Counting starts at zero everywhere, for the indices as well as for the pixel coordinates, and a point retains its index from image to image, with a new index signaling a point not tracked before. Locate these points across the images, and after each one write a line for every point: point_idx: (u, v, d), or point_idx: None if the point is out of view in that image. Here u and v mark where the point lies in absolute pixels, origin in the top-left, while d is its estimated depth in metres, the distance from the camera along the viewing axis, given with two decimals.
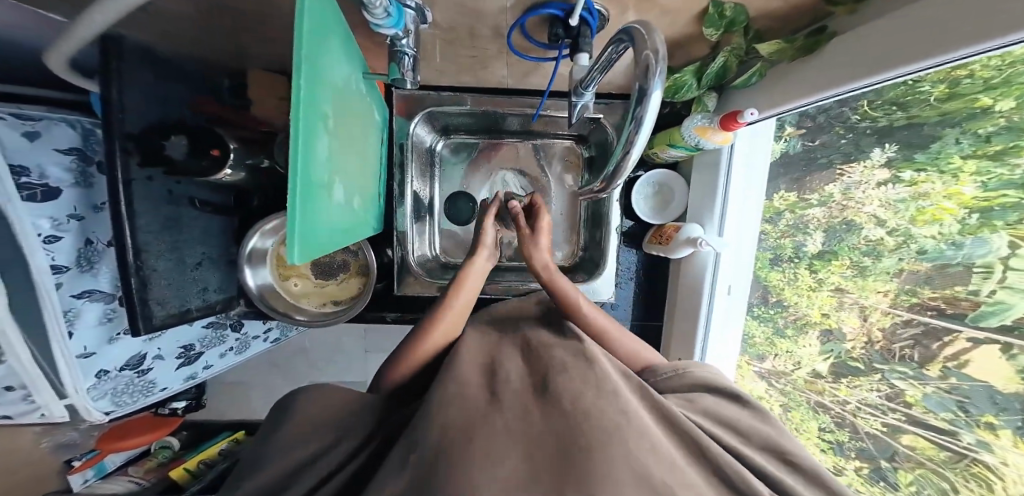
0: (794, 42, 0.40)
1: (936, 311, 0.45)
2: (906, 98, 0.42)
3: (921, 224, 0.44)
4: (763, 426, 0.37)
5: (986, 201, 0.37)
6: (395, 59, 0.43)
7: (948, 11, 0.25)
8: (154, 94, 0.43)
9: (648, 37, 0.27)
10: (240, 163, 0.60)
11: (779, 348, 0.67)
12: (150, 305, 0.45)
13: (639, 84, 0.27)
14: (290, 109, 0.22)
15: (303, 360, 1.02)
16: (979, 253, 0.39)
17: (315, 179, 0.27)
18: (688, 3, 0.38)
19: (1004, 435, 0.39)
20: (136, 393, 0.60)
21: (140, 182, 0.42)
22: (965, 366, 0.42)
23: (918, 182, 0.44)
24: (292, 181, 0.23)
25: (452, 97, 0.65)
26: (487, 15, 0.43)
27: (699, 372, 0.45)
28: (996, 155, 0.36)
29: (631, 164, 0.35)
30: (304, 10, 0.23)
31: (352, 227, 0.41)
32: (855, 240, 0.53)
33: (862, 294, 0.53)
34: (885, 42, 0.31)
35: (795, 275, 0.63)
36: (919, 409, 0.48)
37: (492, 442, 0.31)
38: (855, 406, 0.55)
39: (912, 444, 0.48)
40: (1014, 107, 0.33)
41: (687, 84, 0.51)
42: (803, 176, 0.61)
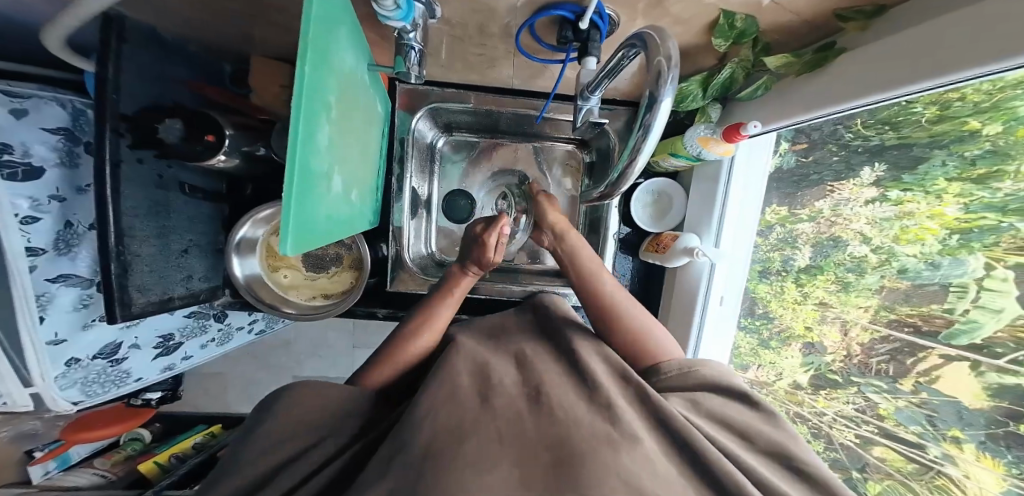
0: (802, 57, 0.40)
1: (913, 328, 0.46)
2: (897, 119, 0.43)
3: (904, 243, 0.45)
4: (767, 429, 0.37)
5: (965, 223, 0.39)
6: (401, 52, 0.42)
7: (954, 38, 0.26)
8: (147, 72, 0.42)
9: (662, 44, 0.27)
10: (236, 149, 0.56)
11: (763, 358, 0.67)
12: (129, 293, 0.43)
13: (649, 91, 0.27)
14: (292, 98, 0.21)
15: (287, 353, 1.00)
16: (955, 273, 0.41)
17: (315, 171, 0.27)
18: (699, 15, 0.38)
19: (969, 450, 0.41)
20: (108, 383, 0.57)
21: (130, 164, 0.41)
22: (936, 382, 0.43)
23: (904, 201, 0.45)
24: (289, 171, 0.22)
25: (455, 95, 0.64)
26: (498, 15, 0.42)
27: (706, 369, 0.43)
28: (980, 179, 0.37)
29: (637, 171, 0.35)
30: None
31: (349, 220, 0.40)
32: (840, 255, 0.54)
33: (844, 308, 0.54)
34: (890, 65, 0.31)
35: (781, 288, 0.63)
36: (890, 422, 0.49)
37: (483, 449, 0.31)
38: (831, 417, 0.56)
39: (883, 455, 0.50)
40: (999, 132, 0.35)
41: (692, 94, 0.51)
42: (795, 191, 0.62)
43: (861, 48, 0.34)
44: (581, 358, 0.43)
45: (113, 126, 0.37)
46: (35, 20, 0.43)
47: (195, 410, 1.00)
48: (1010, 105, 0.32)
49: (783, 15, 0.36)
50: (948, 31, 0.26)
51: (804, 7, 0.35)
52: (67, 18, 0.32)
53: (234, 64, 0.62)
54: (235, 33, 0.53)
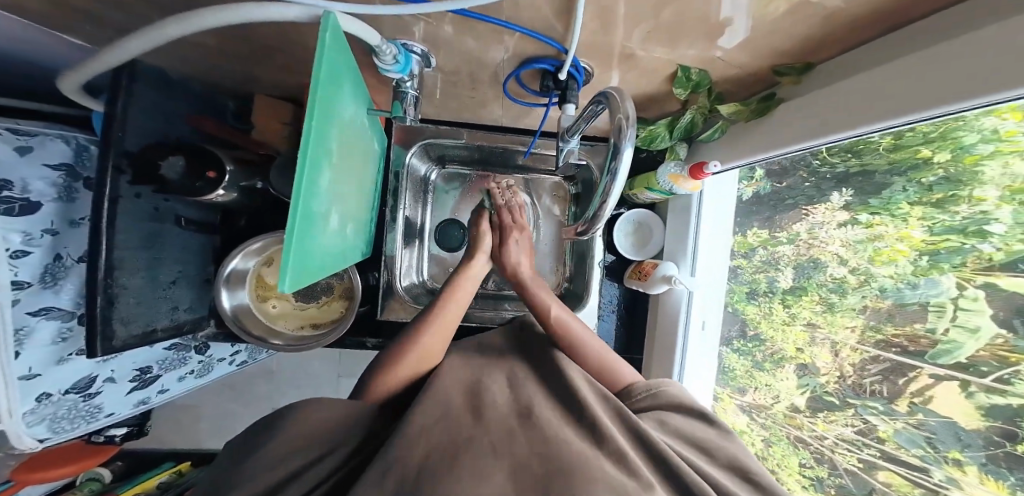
0: (750, 105, 0.45)
1: (900, 349, 0.47)
2: (860, 148, 0.46)
3: (879, 264, 0.48)
4: (726, 444, 0.40)
5: (932, 245, 0.43)
6: (399, 98, 0.46)
7: (873, 90, 0.31)
8: (157, 109, 0.45)
9: (619, 101, 0.31)
10: (235, 184, 0.58)
11: (758, 381, 0.67)
12: (113, 325, 0.43)
13: (613, 141, 0.31)
14: (301, 137, 0.22)
15: (265, 383, 0.97)
16: (931, 293, 0.43)
17: (313, 208, 0.27)
18: (662, 66, 0.42)
19: (971, 472, 0.41)
20: (78, 418, 0.55)
21: (128, 199, 0.42)
22: (929, 402, 0.44)
23: (874, 224, 0.49)
24: (293, 212, 0.22)
25: (449, 131, 0.68)
26: (488, 65, 0.46)
27: (672, 390, 0.46)
28: (938, 204, 0.42)
29: (607, 212, 0.38)
30: (326, 57, 0.24)
31: (341, 255, 0.41)
32: (821, 277, 0.56)
33: (831, 329, 0.55)
34: (827, 111, 0.35)
35: (770, 309, 0.65)
36: (891, 445, 0.48)
37: (470, 465, 0.32)
38: (832, 441, 0.55)
39: (889, 480, 0.49)
40: (949, 160, 0.39)
41: (660, 136, 0.55)
42: (773, 215, 0.66)
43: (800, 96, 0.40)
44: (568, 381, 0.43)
45: (115, 162, 0.39)
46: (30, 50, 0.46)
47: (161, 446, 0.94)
48: (954, 137, 0.36)
49: (730, 69, 0.41)
50: (874, 82, 0.31)
51: (747, 62, 0.39)
52: (93, 65, 0.35)
53: (236, 100, 0.64)
54: (237, 74, 0.57)
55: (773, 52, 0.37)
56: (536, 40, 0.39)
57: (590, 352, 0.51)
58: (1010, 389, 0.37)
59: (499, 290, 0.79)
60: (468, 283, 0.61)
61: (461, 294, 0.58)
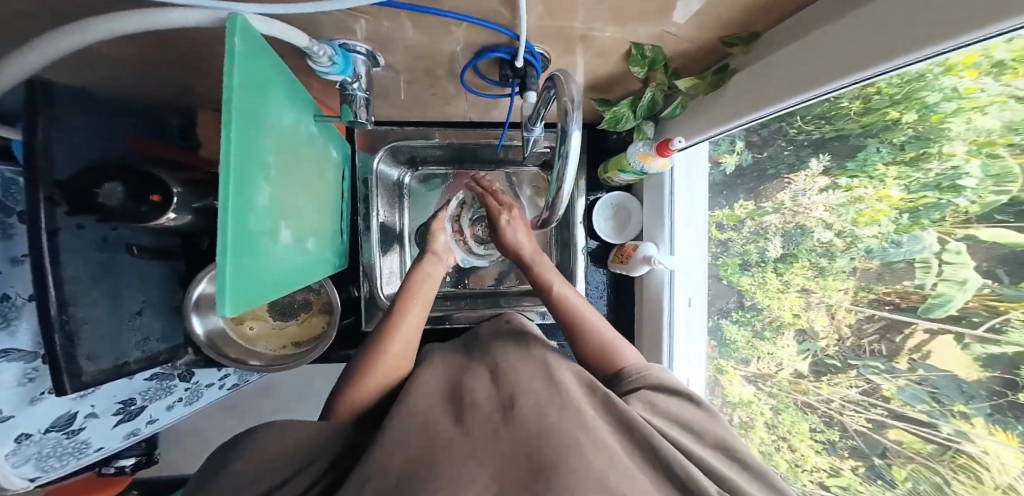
0: (705, 78, 0.45)
1: (893, 306, 0.43)
2: (831, 113, 0.44)
3: (863, 226, 0.45)
4: (712, 427, 0.39)
5: (911, 203, 0.39)
6: (348, 101, 0.44)
7: (817, 54, 0.31)
8: (86, 133, 0.42)
9: (564, 83, 0.30)
10: (186, 206, 0.57)
11: (761, 350, 0.61)
12: (79, 362, 0.42)
13: (561, 124, 0.30)
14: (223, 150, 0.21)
15: (263, 406, 0.95)
16: (914, 250, 0.39)
17: (258, 222, 0.26)
18: (616, 45, 0.42)
19: (979, 424, 0.36)
20: (67, 455, 0.53)
21: (69, 230, 0.40)
22: (929, 358, 0.40)
23: (852, 188, 0.46)
24: (223, 239, 0.21)
25: (417, 132, 0.67)
26: (440, 59, 0.45)
27: (659, 373, 0.46)
28: (912, 162, 0.39)
29: (565, 199, 0.38)
30: (238, 65, 0.22)
31: (305, 267, 0.39)
32: (810, 242, 0.52)
33: (826, 293, 0.50)
34: (778, 76, 0.36)
35: (764, 279, 0.60)
36: (897, 403, 0.43)
37: (452, 472, 0.31)
38: (839, 404, 0.49)
39: (899, 438, 0.43)
40: (916, 119, 0.37)
41: (625, 116, 0.55)
42: (757, 186, 0.61)
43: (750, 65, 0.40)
44: (556, 372, 0.43)
45: (49, 193, 0.36)
46: None
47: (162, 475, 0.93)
48: (919, 96, 0.35)
49: (682, 43, 0.40)
50: (816, 46, 0.31)
51: (695, 35, 0.39)
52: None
53: (181, 116, 0.62)
54: (180, 89, 0.55)
55: (720, 24, 0.37)
56: (487, 28, 0.37)
57: (591, 336, 0.52)
58: (1003, 338, 0.33)
59: (491, 286, 0.78)
60: (426, 285, 0.60)
61: (419, 301, 0.58)
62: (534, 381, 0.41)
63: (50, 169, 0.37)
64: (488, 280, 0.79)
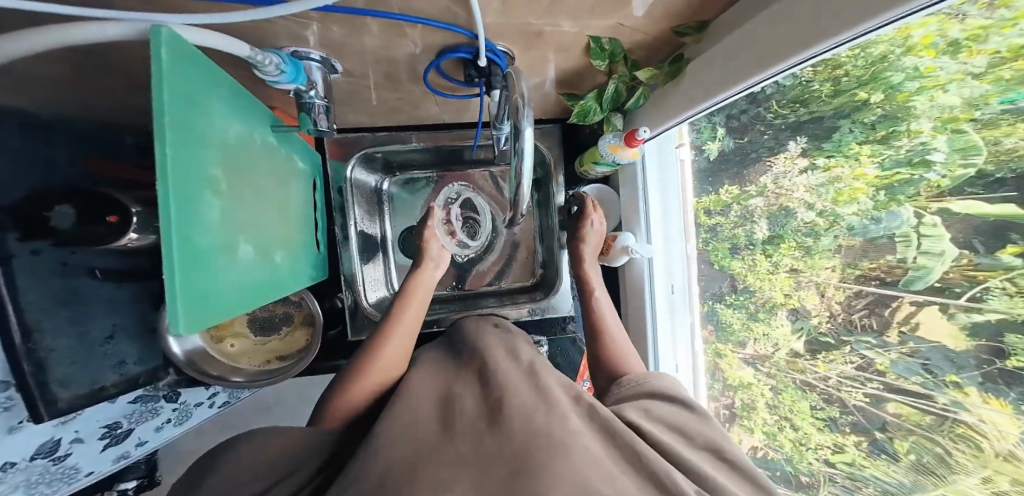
0: (663, 68, 0.46)
1: (879, 281, 0.43)
2: (805, 97, 0.46)
3: (842, 204, 0.45)
4: (705, 430, 0.40)
5: (885, 180, 0.40)
6: (304, 109, 0.43)
7: (763, 37, 0.32)
8: (20, 155, 0.40)
9: (516, 83, 0.30)
10: (147, 226, 0.57)
11: (756, 332, 0.60)
12: (52, 389, 0.41)
13: (513, 120, 0.30)
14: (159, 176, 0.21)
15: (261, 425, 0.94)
16: (893, 226, 0.40)
17: (213, 239, 0.26)
18: (574, 40, 0.42)
19: (973, 393, 0.35)
20: (56, 481, 0.52)
21: (24, 257, 0.39)
22: (917, 330, 0.39)
23: (830, 167, 0.46)
24: (170, 254, 0.21)
25: (392, 137, 0.67)
26: (401, 62, 0.44)
27: (659, 381, 0.47)
28: (883, 140, 0.39)
29: (527, 195, 0.36)
30: (164, 76, 0.21)
31: (272, 281, 0.38)
32: (795, 223, 0.52)
33: (813, 271, 0.50)
34: (730, 60, 0.36)
35: (754, 261, 0.59)
36: (892, 376, 0.42)
37: (435, 475, 0.30)
38: (836, 380, 0.48)
39: (898, 411, 0.42)
40: (883, 99, 0.38)
41: (592, 108, 0.55)
42: (741, 171, 0.60)
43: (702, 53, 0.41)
44: (541, 377, 0.43)
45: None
46: None
47: None
48: (885, 77, 0.36)
49: (636, 35, 0.41)
50: (762, 29, 0.32)
51: (647, 25, 0.39)
52: None
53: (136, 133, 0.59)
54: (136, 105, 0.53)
55: (670, 16, 0.38)
56: (441, 28, 0.37)
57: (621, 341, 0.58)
58: (983, 305, 0.33)
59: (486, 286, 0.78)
60: (421, 290, 0.59)
61: (417, 304, 0.57)
62: (518, 384, 0.41)
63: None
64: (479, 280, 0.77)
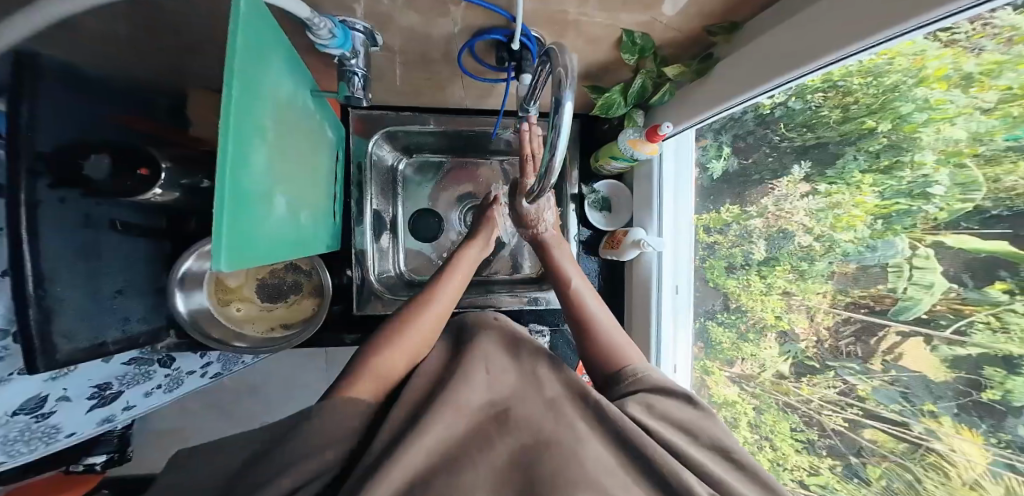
0: (691, 66, 0.47)
1: (868, 309, 0.47)
2: (813, 122, 0.50)
3: (840, 230, 0.48)
4: (709, 426, 0.40)
5: (884, 209, 0.43)
6: (344, 78, 0.44)
7: (803, 34, 0.33)
8: (72, 112, 0.40)
9: (561, 55, 0.30)
10: (173, 183, 0.61)
11: (744, 352, 0.64)
12: (53, 340, 0.40)
13: (554, 95, 0.30)
14: (218, 141, 0.21)
15: (252, 399, 1.01)
16: (889, 254, 0.44)
17: (254, 202, 0.27)
18: (607, 32, 0.43)
19: (946, 422, 0.40)
20: (36, 439, 0.53)
21: (50, 204, 0.38)
22: (900, 359, 0.44)
23: (832, 193, 0.49)
24: (220, 200, 0.22)
25: (411, 118, 0.66)
26: (437, 40, 0.45)
27: (654, 374, 0.46)
28: (886, 170, 0.43)
29: (557, 171, 0.35)
30: (238, 30, 0.22)
31: (296, 241, 0.39)
32: (791, 246, 0.55)
33: (805, 295, 0.53)
34: (760, 59, 0.38)
35: (747, 281, 0.63)
36: (872, 403, 0.47)
37: (453, 482, 0.31)
38: (818, 404, 0.53)
39: (874, 438, 0.47)
40: (891, 128, 0.42)
41: (616, 101, 0.55)
42: (742, 191, 0.64)
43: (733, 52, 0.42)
44: (538, 374, 0.44)
45: (27, 166, 0.35)
46: None
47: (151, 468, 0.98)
48: (893, 106, 0.41)
49: (669, 32, 0.42)
50: (803, 25, 0.33)
51: (681, 24, 0.41)
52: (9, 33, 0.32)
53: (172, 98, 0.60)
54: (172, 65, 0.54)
55: (700, 16, 0.39)
56: (485, 9, 0.38)
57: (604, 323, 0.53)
58: (968, 339, 0.38)
59: (497, 275, 0.78)
60: (467, 266, 0.61)
61: (459, 279, 0.58)
62: (522, 390, 0.42)
63: (34, 137, 0.35)
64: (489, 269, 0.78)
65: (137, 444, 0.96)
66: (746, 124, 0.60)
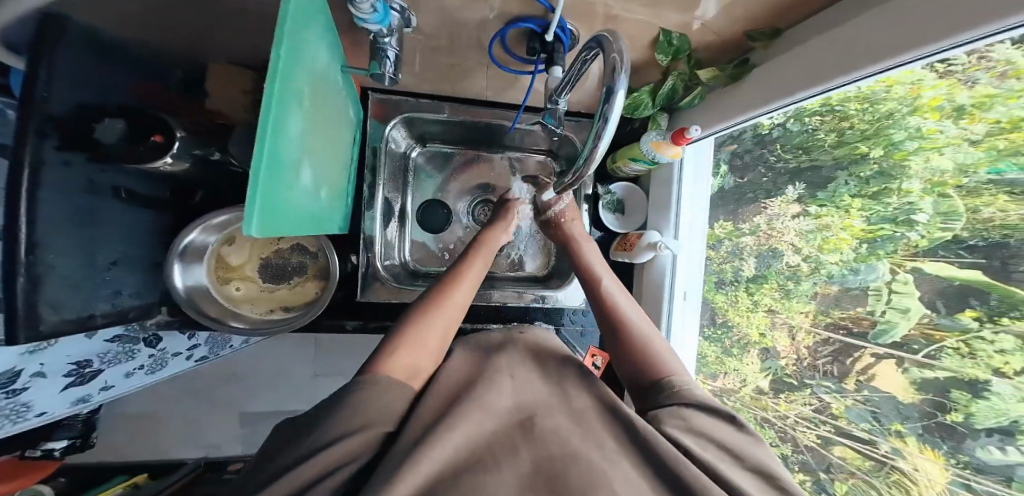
0: (725, 70, 0.49)
1: (846, 329, 0.53)
2: (810, 144, 0.57)
3: (827, 252, 0.55)
4: (752, 448, 0.37)
5: (869, 233, 0.50)
6: (377, 57, 0.45)
7: (850, 40, 0.34)
8: (87, 75, 0.38)
9: (613, 42, 0.32)
10: (184, 152, 0.57)
11: (727, 366, 0.72)
12: (38, 309, 0.37)
13: (606, 83, 0.32)
14: (262, 98, 0.21)
15: (231, 388, 0.97)
16: (869, 278, 0.50)
17: (287, 171, 0.26)
18: (645, 27, 0.47)
19: (910, 442, 0.46)
20: (3, 419, 0.48)
21: (53, 168, 0.36)
22: (873, 379, 0.50)
23: (821, 215, 0.56)
24: (256, 160, 0.21)
25: (431, 105, 0.65)
26: (468, 27, 0.50)
27: (696, 390, 0.43)
28: (874, 196, 0.49)
29: (596, 160, 0.39)
30: None
31: (316, 219, 0.38)
32: (779, 265, 0.62)
33: (789, 314, 0.61)
34: (802, 65, 0.39)
35: (735, 297, 0.70)
36: (844, 421, 0.54)
37: (480, 480, 0.30)
38: (793, 420, 0.61)
39: (844, 454, 0.54)
40: (881, 155, 0.47)
41: (644, 103, 0.57)
42: (736, 208, 0.71)
43: (772, 56, 0.44)
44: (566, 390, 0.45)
45: (36, 126, 0.33)
46: None
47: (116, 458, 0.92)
48: (886, 133, 0.46)
49: (707, 33, 0.48)
50: (850, 32, 0.34)
51: (723, 28, 0.46)
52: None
53: None
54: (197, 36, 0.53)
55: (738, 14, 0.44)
56: None
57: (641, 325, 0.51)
58: (937, 363, 0.43)
59: (503, 272, 0.77)
60: (487, 252, 0.60)
61: (482, 260, 0.58)
62: (547, 403, 0.42)
63: (47, 99, 0.33)
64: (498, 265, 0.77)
65: (104, 427, 0.90)
66: (745, 143, 0.68)
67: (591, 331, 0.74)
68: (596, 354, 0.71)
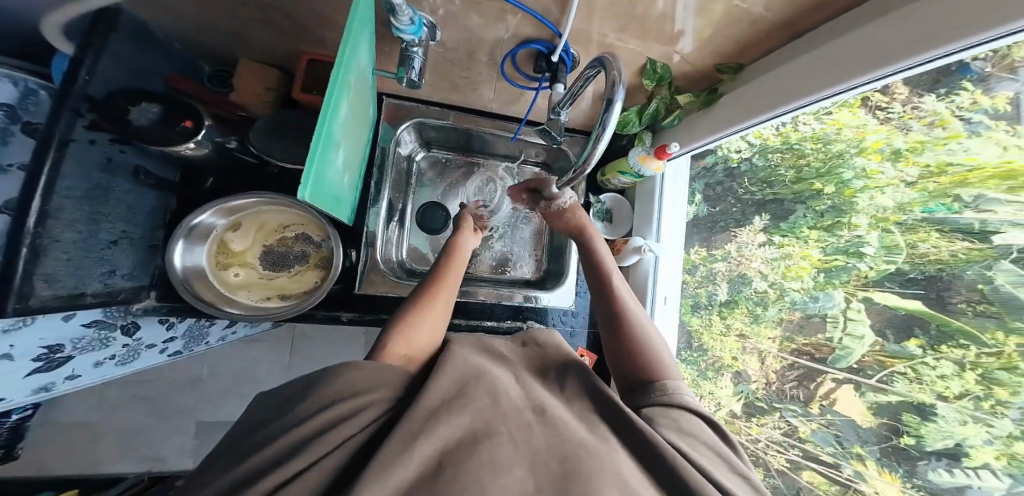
0: (699, 97, 0.58)
1: (810, 355, 0.61)
2: (772, 178, 0.67)
3: (789, 279, 0.63)
4: (732, 455, 0.39)
5: (827, 262, 0.58)
6: (404, 62, 0.51)
7: (810, 70, 0.42)
8: (126, 61, 0.44)
9: (613, 62, 0.39)
10: (209, 139, 0.54)
11: (703, 389, 0.78)
12: (34, 281, 0.35)
13: (607, 93, 0.38)
14: (328, 81, 0.27)
15: (194, 392, 0.92)
16: (827, 306, 0.58)
17: (331, 147, 0.31)
18: (636, 57, 0.56)
19: (871, 465, 0.54)
20: None
21: (80, 144, 0.38)
22: (835, 403, 0.58)
23: (784, 244, 0.64)
24: (318, 130, 0.26)
25: (439, 112, 0.71)
26: (486, 44, 0.56)
27: (688, 394, 0.44)
28: (829, 229, 0.58)
29: (596, 158, 0.44)
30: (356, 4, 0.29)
31: (339, 202, 0.42)
32: (748, 290, 0.70)
33: (758, 339, 0.68)
34: (763, 92, 0.49)
35: (709, 320, 0.77)
36: (810, 444, 0.61)
37: (491, 453, 0.31)
38: (765, 443, 0.67)
39: (812, 479, 0.61)
40: (832, 191, 0.57)
41: (631, 122, 0.66)
42: (709, 236, 0.80)
43: (739, 87, 0.53)
44: (568, 386, 0.45)
45: (72, 104, 0.36)
46: (30, 10, 0.44)
47: (38, 473, 0.83)
48: (835, 173, 0.56)
49: (685, 65, 0.57)
50: (806, 65, 0.43)
51: (696, 60, 0.55)
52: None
53: (214, 66, 0.65)
54: (232, 38, 0.58)
55: (713, 51, 0.53)
56: (536, 20, 0.50)
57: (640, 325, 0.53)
58: (890, 387, 0.51)
59: (495, 275, 0.80)
60: (460, 259, 0.62)
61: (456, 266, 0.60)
62: (550, 396, 0.42)
63: (89, 81, 0.38)
64: (491, 268, 0.80)
65: (34, 437, 0.82)
66: (716, 176, 0.77)
67: (579, 332, 0.79)
68: (584, 354, 0.74)
